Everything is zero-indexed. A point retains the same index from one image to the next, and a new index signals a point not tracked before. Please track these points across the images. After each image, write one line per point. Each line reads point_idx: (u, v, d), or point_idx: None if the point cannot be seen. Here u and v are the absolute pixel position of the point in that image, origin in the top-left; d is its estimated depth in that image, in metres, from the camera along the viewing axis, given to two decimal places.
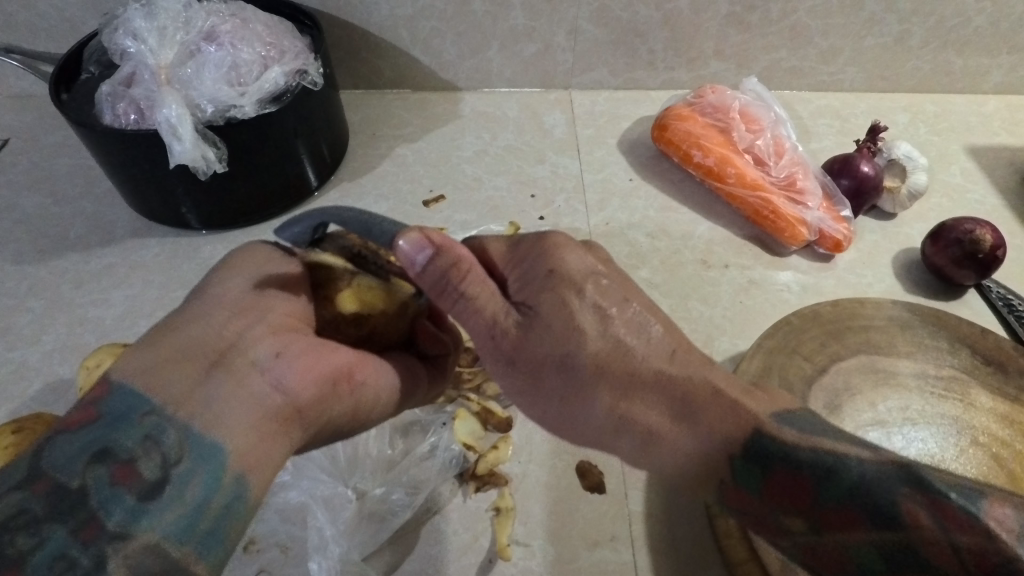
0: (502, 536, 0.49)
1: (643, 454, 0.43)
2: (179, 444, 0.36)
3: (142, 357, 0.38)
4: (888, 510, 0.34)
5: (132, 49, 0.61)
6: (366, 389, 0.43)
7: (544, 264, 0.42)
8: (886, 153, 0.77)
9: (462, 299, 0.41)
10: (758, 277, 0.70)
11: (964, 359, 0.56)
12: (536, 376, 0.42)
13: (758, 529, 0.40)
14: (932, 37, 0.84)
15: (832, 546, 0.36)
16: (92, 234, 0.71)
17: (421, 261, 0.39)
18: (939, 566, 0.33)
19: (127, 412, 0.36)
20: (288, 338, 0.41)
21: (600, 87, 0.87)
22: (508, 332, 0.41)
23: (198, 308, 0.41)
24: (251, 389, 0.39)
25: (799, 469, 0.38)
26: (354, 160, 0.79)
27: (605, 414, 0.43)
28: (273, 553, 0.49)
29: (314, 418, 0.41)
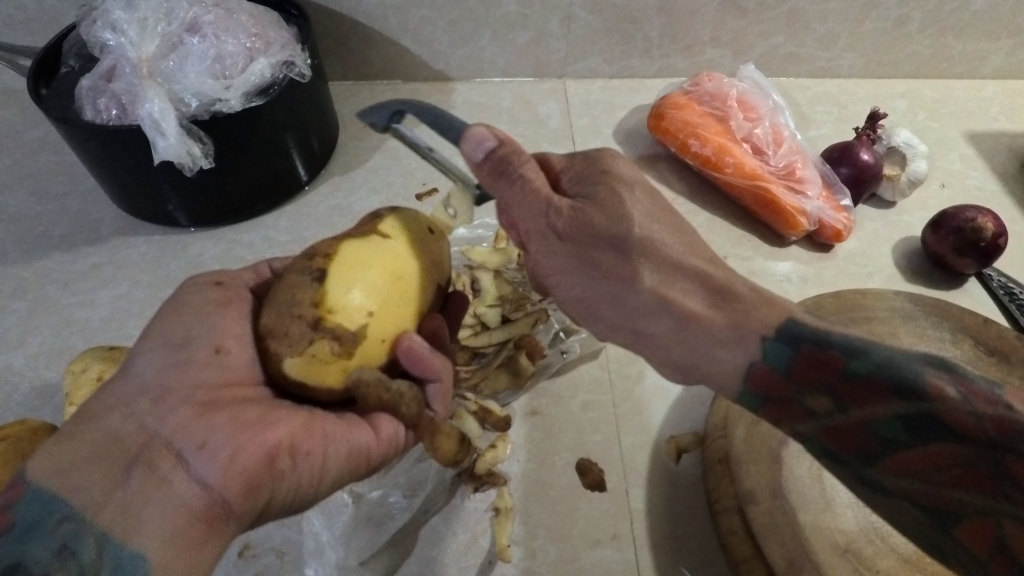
0: (502, 537, 0.48)
1: (676, 335, 0.41)
2: (97, 553, 0.33)
3: (56, 456, 0.35)
4: (911, 383, 0.33)
5: (112, 42, 0.59)
6: (313, 460, 0.39)
7: (600, 165, 0.43)
8: (885, 140, 0.76)
9: (519, 179, 0.41)
10: (757, 268, 0.69)
11: (967, 349, 0.56)
12: (583, 258, 0.41)
13: (781, 415, 0.39)
14: (932, 21, 0.82)
15: (855, 427, 0.35)
16: (76, 233, 0.69)
17: (479, 152, 0.41)
18: (968, 436, 0.32)
19: (43, 518, 0.34)
20: (214, 420, 0.37)
21: (595, 76, 0.86)
22: (562, 213, 0.40)
23: (122, 393, 0.38)
24: (174, 489, 0.35)
25: (827, 347, 0.37)
26: (346, 153, 0.77)
27: (648, 295, 0.40)
28: (269, 558, 0.48)
29: (250, 508, 0.37)
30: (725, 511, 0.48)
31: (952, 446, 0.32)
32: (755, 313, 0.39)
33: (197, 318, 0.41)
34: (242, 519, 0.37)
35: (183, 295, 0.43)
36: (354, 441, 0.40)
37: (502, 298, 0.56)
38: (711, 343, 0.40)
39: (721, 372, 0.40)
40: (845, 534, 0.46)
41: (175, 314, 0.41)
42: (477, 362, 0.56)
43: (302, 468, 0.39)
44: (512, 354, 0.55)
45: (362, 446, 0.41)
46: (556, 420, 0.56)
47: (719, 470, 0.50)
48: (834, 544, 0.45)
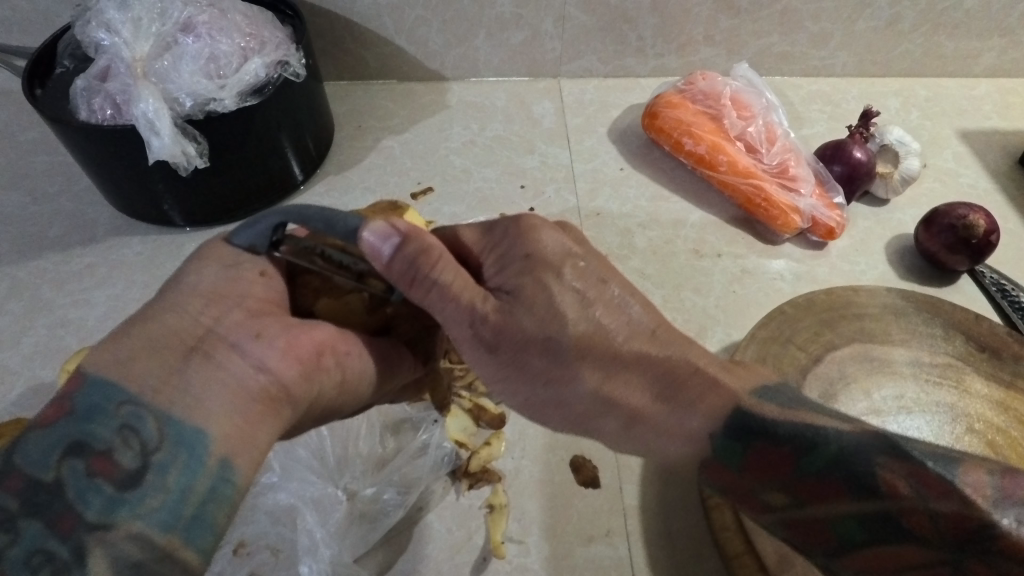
0: (496, 533, 0.49)
1: (625, 434, 0.41)
2: (160, 432, 0.34)
3: (113, 346, 0.35)
4: (867, 480, 0.35)
5: (106, 42, 0.59)
6: (354, 360, 0.40)
7: (521, 247, 0.40)
8: (878, 138, 0.77)
9: (436, 286, 0.37)
10: (751, 266, 0.69)
11: (958, 345, 0.56)
12: (517, 364, 0.39)
13: (740, 505, 0.39)
14: (924, 20, 0.83)
15: (818, 525, 0.36)
16: (72, 233, 0.69)
17: (388, 249, 0.35)
18: (924, 536, 0.33)
19: (101, 403, 0.34)
20: (267, 318, 0.38)
21: (590, 75, 0.86)
22: (487, 320, 0.38)
23: (172, 294, 0.37)
24: (232, 373, 0.35)
25: (780, 442, 0.37)
26: (341, 153, 0.77)
27: (589, 395, 0.40)
28: (263, 556, 0.46)
29: (305, 398, 0.38)
30: (718, 507, 0.48)
31: (906, 544, 0.34)
32: (704, 405, 0.39)
33: (239, 243, 0.40)
34: (297, 407, 0.38)
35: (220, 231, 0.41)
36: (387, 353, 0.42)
37: None
38: (661, 436, 0.40)
39: (675, 460, 0.42)
40: None
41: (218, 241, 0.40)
42: None
43: (346, 367, 0.40)
44: None
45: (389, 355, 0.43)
46: None
47: None
48: None
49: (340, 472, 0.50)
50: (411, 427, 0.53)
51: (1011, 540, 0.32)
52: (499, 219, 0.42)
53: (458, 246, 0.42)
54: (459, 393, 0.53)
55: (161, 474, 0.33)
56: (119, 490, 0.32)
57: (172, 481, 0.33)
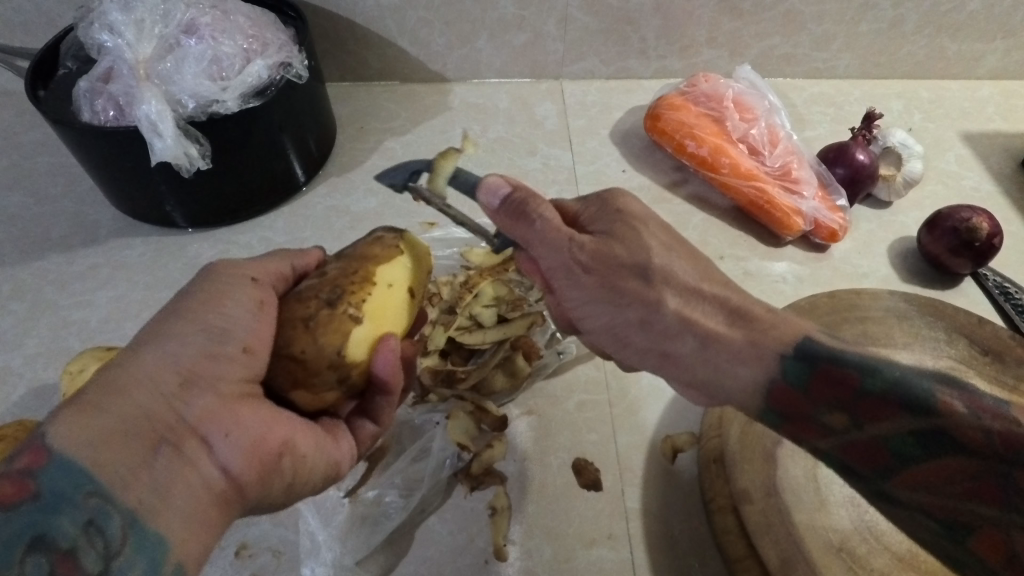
0: (499, 536, 0.49)
1: (699, 355, 0.42)
2: (124, 533, 0.34)
3: (79, 422, 0.35)
4: (924, 401, 0.34)
5: (109, 44, 0.59)
6: (306, 464, 0.42)
7: (612, 205, 0.46)
8: (881, 140, 0.76)
9: (540, 220, 0.43)
10: (753, 268, 0.69)
11: (961, 349, 0.56)
12: (610, 286, 0.43)
13: (797, 431, 0.39)
14: (926, 22, 0.83)
15: (872, 443, 0.36)
16: (74, 234, 0.70)
17: (497, 200, 0.44)
18: (979, 452, 0.33)
19: (69, 491, 0.33)
20: (239, 410, 0.39)
21: (592, 76, 0.86)
22: (585, 247, 0.43)
23: (144, 367, 0.37)
24: (197, 472, 0.37)
25: (843, 364, 0.38)
26: (343, 154, 0.77)
27: (672, 318, 0.42)
28: (265, 558, 0.48)
29: (254, 497, 0.39)
30: (720, 510, 0.48)
31: (960, 459, 0.33)
32: (776, 331, 0.40)
33: (225, 308, 0.40)
34: (245, 505, 0.39)
35: (212, 284, 0.42)
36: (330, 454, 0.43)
37: (499, 298, 0.55)
38: (733, 361, 0.41)
39: (742, 388, 0.41)
40: (836, 533, 0.46)
41: (207, 305, 0.40)
42: (473, 362, 0.56)
43: (297, 469, 0.41)
44: (508, 354, 0.55)
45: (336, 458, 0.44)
46: (551, 421, 0.56)
47: (714, 469, 0.50)
48: (828, 543, 0.45)
49: None
50: (412, 429, 0.54)
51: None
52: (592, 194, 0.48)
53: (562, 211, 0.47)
54: (461, 395, 0.54)
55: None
56: None
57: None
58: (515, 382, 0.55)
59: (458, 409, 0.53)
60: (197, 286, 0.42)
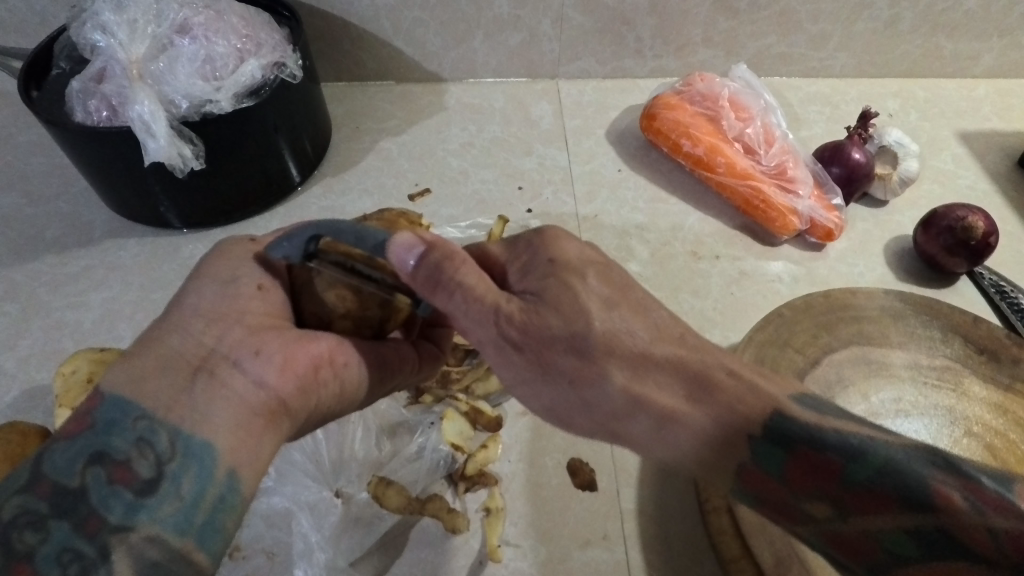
0: (492, 537, 0.48)
1: (655, 437, 0.39)
2: (171, 445, 0.36)
3: (125, 369, 0.37)
4: (918, 492, 0.32)
5: (101, 43, 0.59)
6: (351, 372, 0.41)
7: (544, 255, 0.41)
8: (876, 140, 0.76)
9: (458, 291, 0.38)
10: (749, 268, 0.69)
11: (957, 348, 0.56)
12: (542, 363, 0.39)
13: (778, 517, 0.38)
14: (922, 21, 0.83)
15: (857, 534, 0.34)
16: (68, 235, 0.69)
17: (410, 262, 0.37)
18: (984, 555, 0.30)
19: (119, 417, 0.36)
20: (265, 334, 0.39)
21: (588, 76, 0.86)
22: (513, 319, 0.38)
23: (175, 315, 0.39)
24: (234, 391, 0.37)
25: (824, 450, 0.36)
26: (338, 154, 0.77)
27: (617, 395, 0.39)
28: (259, 560, 0.47)
29: (303, 409, 0.40)
30: (715, 511, 0.48)
31: (968, 567, 0.31)
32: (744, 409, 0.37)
33: (233, 259, 0.41)
34: (295, 419, 0.40)
35: (224, 242, 0.43)
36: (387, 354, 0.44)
37: None
38: (693, 439, 0.39)
39: (698, 462, 0.39)
40: None
41: (219, 257, 0.41)
42: (468, 363, 0.57)
43: (343, 380, 0.41)
44: None
45: (387, 360, 0.44)
46: (546, 421, 0.55)
47: None
48: None
49: (334, 475, 0.51)
50: (407, 430, 0.53)
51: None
52: (521, 235, 0.44)
53: (484, 258, 0.43)
54: (455, 395, 0.55)
55: (175, 482, 0.36)
56: (138, 496, 0.35)
57: (185, 489, 0.36)
58: None
59: (452, 409, 0.53)
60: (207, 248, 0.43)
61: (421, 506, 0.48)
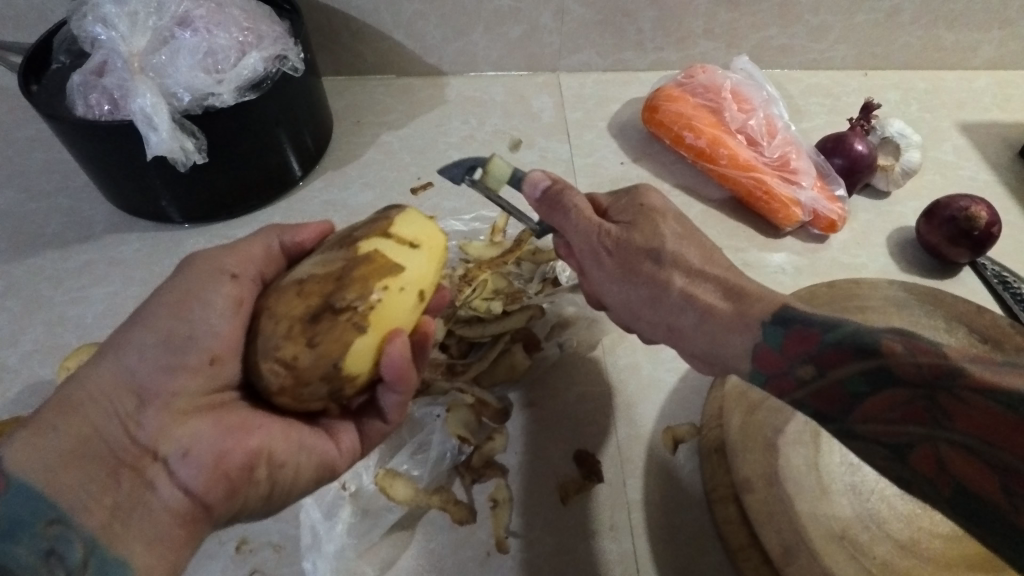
0: (500, 529, 0.48)
1: (703, 332, 0.44)
2: (84, 559, 0.34)
3: (40, 445, 0.36)
4: (869, 344, 0.34)
5: (102, 36, 0.58)
6: (286, 470, 0.41)
7: (636, 199, 0.47)
8: (878, 131, 0.76)
9: (574, 211, 0.46)
10: (752, 259, 0.69)
11: (961, 337, 0.56)
12: (628, 268, 0.45)
13: (776, 392, 0.40)
14: (923, 12, 0.83)
15: (831, 387, 0.36)
16: (69, 230, 0.69)
17: (539, 189, 0.46)
18: (909, 381, 0.33)
19: (29, 518, 0.34)
20: (197, 427, 0.38)
21: (589, 69, 0.85)
22: (609, 234, 0.45)
23: (107, 385, 0.38)
24: (158, 496, 0.37)
25: (811, 324, 0.38)
26: (340, 148, 0.77)
27: (678, 295, 0.44)
28: (266, 553, 0.48)
29: (227, 511, 0.39)
30: (722, 500, 0.48)
31: (898, 390, 0.33)
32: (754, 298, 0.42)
33: (196, 302, 0.40)
34: (218, 519, 0.39)
35: (186, 285, 0.41)
36: (322, 453, 0.42)
37: (498, 292, 0.56)
38: (731, 333, 0.42)
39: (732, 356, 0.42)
40: (838, 521, 0.46)
41: (171, 312, 0.40)
42: (472, 355, 0.57)
43: (276, 477, 0.40)
44: (507, 346, 0.55)
45: (325, 459, 0.43)
46: (551, 413, 0.55)
47: (714, 458, 0.50)
48: (831, 532, 0.45)
49: None
50: (411, 422, 0.53)
51: (985, 378, 0.30)
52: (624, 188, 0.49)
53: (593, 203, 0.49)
54: (461, 387, 0.54)
55: None
56: None
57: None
58: (516, 373, 0.55)
59: (457, 401, 0.53)
60: (173, 282, 0.41)
61: (426, 498, 0.48)
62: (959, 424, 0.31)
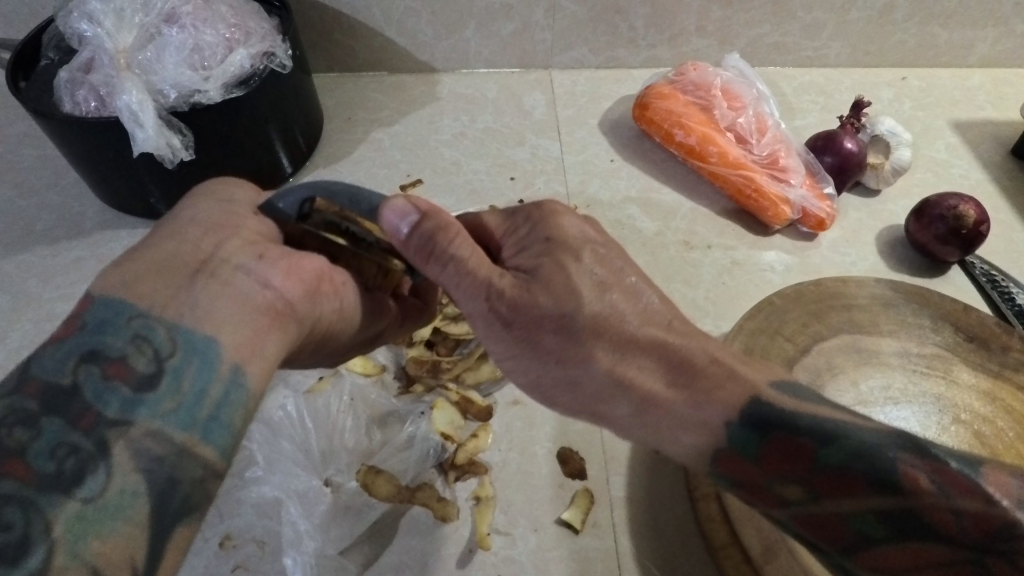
0: (482, 525, 0.49)
1: (638, 419, 0.40)
2: (170, 339, 0.33)
3: (116, 271, 0.35)
4: (889, 477, 0.34)
5: (89, 33, 0.58)
6: (349, 291, 0.41)
7: (542, 231, 0.41)
8: (870, 128, 0.76)
9: (452, 263, 0.38)
10: (741, 257, 0.69)
11: (947, 336, 0.56)
12: (532, 342, 0.39)
13: (754, 499, 0.39)
14: (917, 10, 0.82)
15: (832, 517, 0.36)
16: (59, 226, 0.69)
17: (405, 228, 0.36)
18: (947, 535, 0.32)
19: (112, 317, 0.33)
20: (267, 243, 0.38)
21: (581, 66, 0.85)
22: (503, 295, 0.38)
23: (169, 225, 0.37)
24: (238, 289, 0.35)
25: (798, 434, 0.37)
26: (330, 145, 0.77)
27: (602, 373, 0.39)
28: (250, 548, 0.48)
29: (308, 317, 0.38)
30: (703, 497, 0.48)
31: (935, 545, 0.32)
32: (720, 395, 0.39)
33: (231, 184, 0.41)
34: (301, 325, 0.38)
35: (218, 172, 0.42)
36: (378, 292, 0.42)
37: None
38: (679, 423, 0.40)
39: (686, 454, 0.41)
40: None
41: (217, 180, 0.41)
42: (459, 353, 0.57)
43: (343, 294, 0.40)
44: None
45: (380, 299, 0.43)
46: (538, 411, 0.56)
47: None
48: None
49: (325, 464, 0.51)
50: (397, 419, 0.54)
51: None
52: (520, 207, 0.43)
53: (480, 231, 0.43)
54: (446, 385, 0.55)
55: (176, 379, 0.33)
56: (137, 392, 0.32)
57: (183, 388, 0.33)
58: (499, 374, 0.56)
59: (442, 399, 0.54)
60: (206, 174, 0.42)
61: (410, 494, 0.49)
62: None
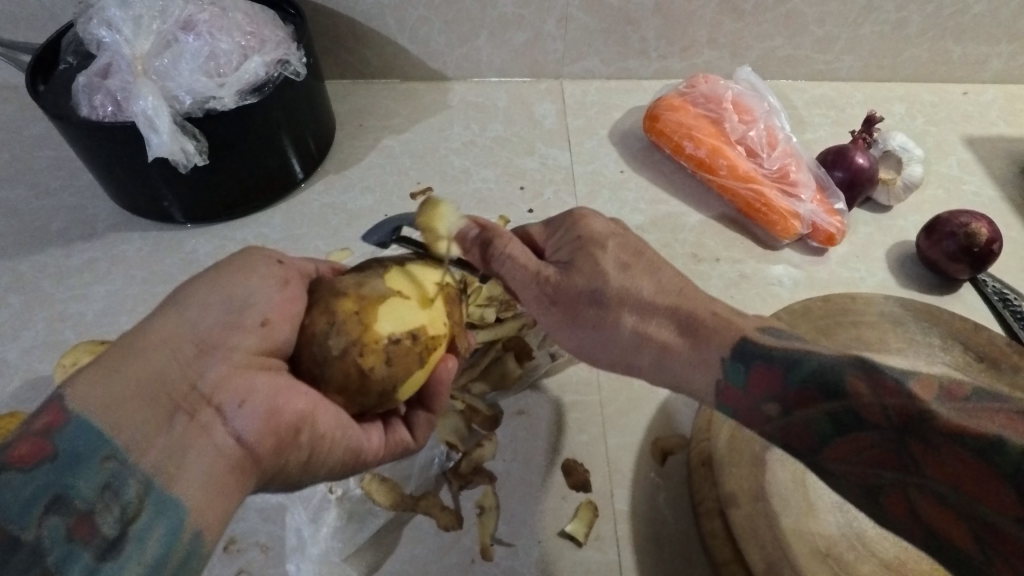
0: (485, 535, 0.49)
1: (659, 369, 0.44)
2: (140, 496, 0.33)
3: (99, 386, 0.34)
4: (837, 384, 0.35)
5: (107, 39, 0.59)
6: (326, 442, 0.40)
7: (573, 231, 0.46)
8: (881, 144, 0.75)
9: (506, 259, 0.45)
10: (749, 271, 0.69)
11: (957, 355, 0.56)
12: (573, 314, 0.45)
13: (743, 426, 0.40)
14: (930, 25, 0.82)
15: (799, 426, 0.37)
16: (73, 228, 0.70)
17: (470, 236, 0.47)
18: (878, 424, 0.33)
19: (86, 454, 0.33)
20: (253, 381, 0.37)
21: (592, 76, 0.86)
22: (549, 280, 0.44)
23: (164, 335, 0.37)
24: (213, 441, 0.35)
25: (771, 360, 0.39)
26: (342, 151, 0.77)
27: (628, 333, 0.43)
28: (253, 554, 0.48)
29: (272, 468, 0.38)
30: (707, 513, 0.48)
31: (870, 435, 0.33)
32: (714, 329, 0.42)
33: (251, 284, 0.40)
34: (262, 476, 0.37)
35: (243, 261, 0.41)
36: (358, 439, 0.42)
37: (493, 298, 0.56)
38: (688, 371, 0.42)
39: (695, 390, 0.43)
40: (823, 538, 0.46)
41: (236, 275, 0.40)
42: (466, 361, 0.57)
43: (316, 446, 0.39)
44: (499, 356, 0.57)
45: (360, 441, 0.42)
46: (542, 421, 0.56)
47: (702, 472, 0.49)
48: (815, 548, 0.45)
49: None
50: None
51: (955, 424, 0.30)
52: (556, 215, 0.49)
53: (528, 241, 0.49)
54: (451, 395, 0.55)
55: (139, 543, 0.32)
56: (99, 557, 0.31)
57: (149, 552, 0.32)
58: (505, 383, 0.56)
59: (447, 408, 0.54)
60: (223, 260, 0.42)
61: (414, 503, 0.50)
62: (935, 473, 0.31)
